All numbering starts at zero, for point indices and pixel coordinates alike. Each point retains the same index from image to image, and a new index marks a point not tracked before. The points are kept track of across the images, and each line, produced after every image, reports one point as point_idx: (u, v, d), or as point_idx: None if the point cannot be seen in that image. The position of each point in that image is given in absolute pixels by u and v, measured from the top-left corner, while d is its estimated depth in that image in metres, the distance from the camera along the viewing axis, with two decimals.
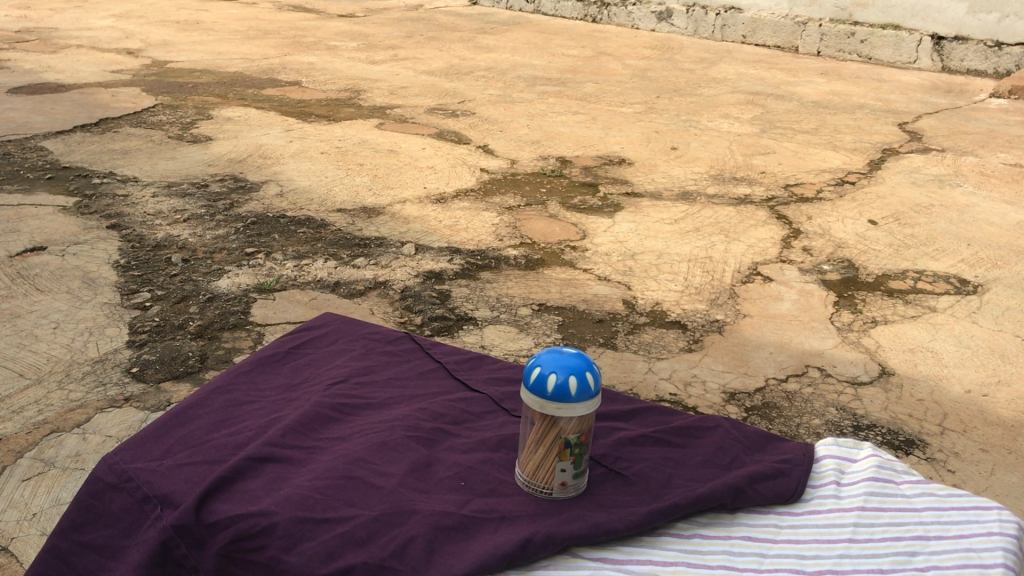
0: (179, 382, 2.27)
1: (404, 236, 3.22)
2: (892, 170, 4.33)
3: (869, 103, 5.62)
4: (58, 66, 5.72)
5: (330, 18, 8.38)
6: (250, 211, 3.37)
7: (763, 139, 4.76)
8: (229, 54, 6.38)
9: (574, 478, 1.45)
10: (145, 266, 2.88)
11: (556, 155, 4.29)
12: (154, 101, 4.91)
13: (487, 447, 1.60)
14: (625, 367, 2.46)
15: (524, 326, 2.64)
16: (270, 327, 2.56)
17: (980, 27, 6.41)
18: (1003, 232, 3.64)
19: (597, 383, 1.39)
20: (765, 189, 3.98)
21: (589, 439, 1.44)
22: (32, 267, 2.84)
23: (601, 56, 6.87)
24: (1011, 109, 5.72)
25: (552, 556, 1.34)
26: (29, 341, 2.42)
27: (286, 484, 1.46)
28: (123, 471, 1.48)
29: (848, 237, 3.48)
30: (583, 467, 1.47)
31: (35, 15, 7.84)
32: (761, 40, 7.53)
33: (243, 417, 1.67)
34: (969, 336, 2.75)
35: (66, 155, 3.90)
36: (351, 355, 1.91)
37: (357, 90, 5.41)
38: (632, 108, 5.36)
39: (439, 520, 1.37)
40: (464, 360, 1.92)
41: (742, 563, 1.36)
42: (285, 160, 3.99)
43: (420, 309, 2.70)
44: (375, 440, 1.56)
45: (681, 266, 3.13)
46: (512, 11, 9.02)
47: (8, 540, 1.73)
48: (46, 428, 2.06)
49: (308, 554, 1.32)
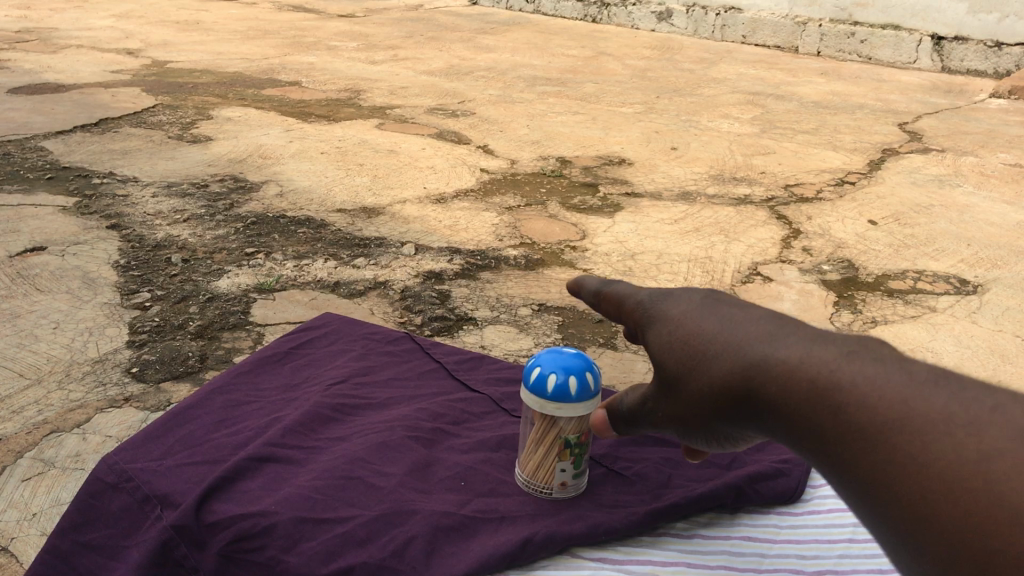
0: (179, 382, 2.27)
1: (404, 236, 3.21)
2: (892, 170, 4.33)
3: (869, 104, 5.62)
4: (58, 66, 5.72)
5: (330, 18, 8.37)
6: (250, 211, 3.37)
7: (763, 139, 4.76)
8: (229, 54, 6.38)
9: (575, 477, 1.46)
10: (145, 266, 2.88)
11: (556, 155, 4.30)
12: (154, 101, 4.91)
13: (487, 447, 1.60)
14: (625, 367, 2.46)
15: (523, 326, 2.64)
16: (270, 327, 2.56)
17: (980, 27, 6.43)
18: (1003, 232, 3.64)
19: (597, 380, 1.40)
20: (766, 189, 3.98)
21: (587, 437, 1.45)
22: (32, 267, 2.84)
23: (601, 56, 6.86)
24: (1011, 109, 5.73)
25: (552, 556, 1.34)
26: (29, 340, 2.42)
27: (286, 484, 1.46)
28: (123, 471, 1.48)
29: (848, 237, 3.48)
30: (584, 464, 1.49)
31: (35, 15, 7.83)
32: (761, 40, 7.52)
33: (242, 417, 1.67)
34: (970, 336, 2.75)
35: (66, 155, 3.91)
36: (351, 355, 1.92)
37: (357, 90, 5.41)
38: (632, 108, 5.36)
39: (439, 520, 1.37)
40: (463, 361, 1.92)
41: (742, 562, 1.37)
42: (285, 160, 3.99)
43: (420, 309, 2.70)
44: (375, 440, 1.56)
45: (681, 265, 3.14)
46: (512, 11, 9.02)
47: (8, 540, 1.74)
48: (46, 429, 2.06)
49: (308, 554, 1.32)
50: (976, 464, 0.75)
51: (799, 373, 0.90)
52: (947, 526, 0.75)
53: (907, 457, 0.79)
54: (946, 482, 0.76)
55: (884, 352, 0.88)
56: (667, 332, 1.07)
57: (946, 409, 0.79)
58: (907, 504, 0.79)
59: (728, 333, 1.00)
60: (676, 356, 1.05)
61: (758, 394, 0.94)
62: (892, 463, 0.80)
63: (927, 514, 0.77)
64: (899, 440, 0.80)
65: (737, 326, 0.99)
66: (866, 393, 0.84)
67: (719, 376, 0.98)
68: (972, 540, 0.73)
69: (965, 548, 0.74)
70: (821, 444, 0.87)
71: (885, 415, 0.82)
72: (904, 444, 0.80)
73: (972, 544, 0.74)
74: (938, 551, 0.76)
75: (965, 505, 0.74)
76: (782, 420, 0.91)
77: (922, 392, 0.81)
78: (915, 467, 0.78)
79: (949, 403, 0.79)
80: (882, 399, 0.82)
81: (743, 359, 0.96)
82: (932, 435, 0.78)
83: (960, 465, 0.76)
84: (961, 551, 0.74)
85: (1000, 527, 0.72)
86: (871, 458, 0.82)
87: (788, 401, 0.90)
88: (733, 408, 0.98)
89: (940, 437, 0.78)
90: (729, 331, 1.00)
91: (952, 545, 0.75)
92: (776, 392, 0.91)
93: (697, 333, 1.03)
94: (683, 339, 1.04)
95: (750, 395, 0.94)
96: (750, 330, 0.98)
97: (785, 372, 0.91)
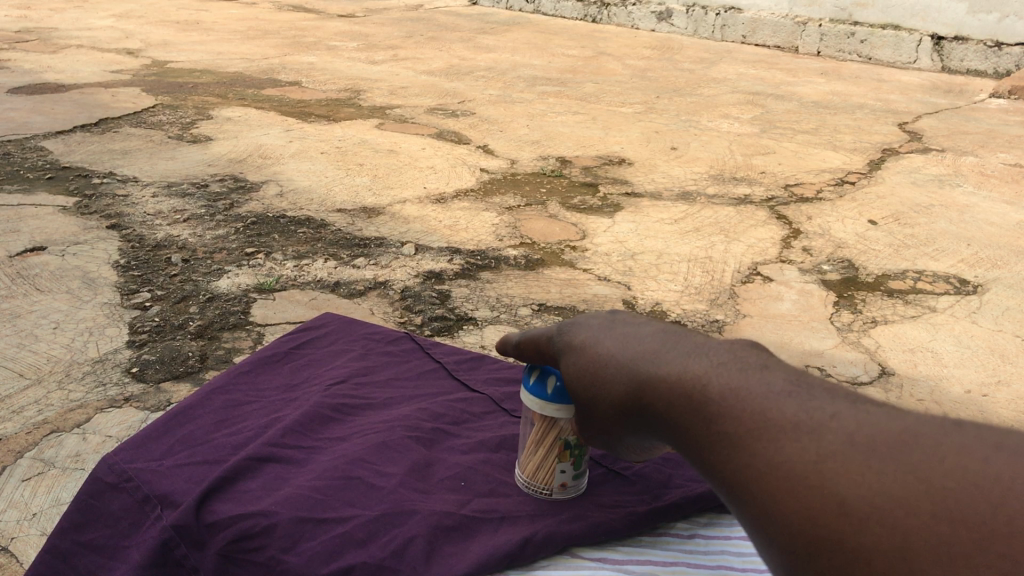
0: (179, 382, 2.27)
1: (404, 236, 3.21)
2: (892, 170, 4.33)
3: (870, 104, 5.62)
4: (58, 66, 5.71)
5: (329, 18, 8.36)
6: (250, 211, 3.37)
7: (763, 139, 4.76)
8: (229, 54, 6.38)
9: (575, 477, 1.46)
10: (145, 266, 2.88)
11: (556, 155, 4.30)
12: (154, 101, 4.91)
13: (487, 447, 1.60)
14: None
15: (523, 326, 2.64)
16: (270, 327, 2.56)
17: (980, 27, 6.43)
18: (1003, 231, 3.64)
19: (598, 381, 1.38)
20: (766, 189, 3.98)
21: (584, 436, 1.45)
22: (32, 267, 2.84)
23: (601, 56, 6.86)
24: (1011, 109, 5.73)
25: (552, 556, 1.34)
26: (29, 340, 2.42)
27: (286, 483, 1.46)
28: (124, 471, 1.48)
29: (847, 237, 3.48)
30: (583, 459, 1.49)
31: (35, 15, 7.82)
32: (761, 40, 7.52)
33: (242, 417, 1.68)
34: (969, 336, 2.75)
35: (65, 155, 3.90)
36: (351, 355, 1.92)
37: (356, 90, 5.40)
38: (632, 108, 5.35)
39: (439, 520, 1.37)
40: (463, 361, 1.93)
41: (743, 563, 1.37)
42: (285, 160, 3.98)
43: (419, 309, 2.70)
44: (376, 440, 1.55)
45: (681, 265, 3.14)
46: (512, 11, 9.01)
47: (8, 540, 1.74)
48: (46, 429, 2.06)
49: (308, 554, 1.32)
50: (814, 465, 0.83)
51: (677, 388, 0.99)
52: (791, 521, 0.83)
53: (759, 461, 0.87)
54: (791, 483, 0.84)
55: (750, 362, 0.97)
56: (576, 353, 1.18)
57: (794, 417, 0.87)
58: (761, 504, 0.86)
59: (623, 351, 1.09)
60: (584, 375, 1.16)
61: (647, 408, 1.03)
62: (750, 466, 0.88)
63: (775, 513, 0.85)
64: (756, 445, 0.88)
65: (632, 345, 1.09)
66: (731, 402, 0.92)
67: (618, 393, 1.08)
68: (813, 535, 0.81)
69: (809, 545, 0.81)
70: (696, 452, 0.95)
71: (746, 425, 0.90)
72: (760, 450, 0.87)
73: (811, 538, 0.81)
74: (787, 545, 0.84)
75: (805, 503, 0.82)
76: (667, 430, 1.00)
77: (777, 400, 0.90)
78: (767, 471, 0.86)
79: (796, 410, 0.88)
80: (744, 409, 0.91)
81: (635, 376, 1.05)
82: (782, 439, 0.86)
83: (800, 467, 0.83)
84: (804, 545, 0.82)
85: (832, 521, 0.80)
86: (732, 463, 0.90)
87: (668, 413, 0.99)
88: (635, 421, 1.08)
89: (787, 441, 0.86)
90: (623, 349, 1.10)
91: (797, 540, 0.83)
92: (660, 404, 1.00)
93: (600, 350, 1.13)
94: (591, 358, 1.15)
95: (642, 409, 1.04)
96: (641, 348, 1.08)
97: (666, 387, 1.00)
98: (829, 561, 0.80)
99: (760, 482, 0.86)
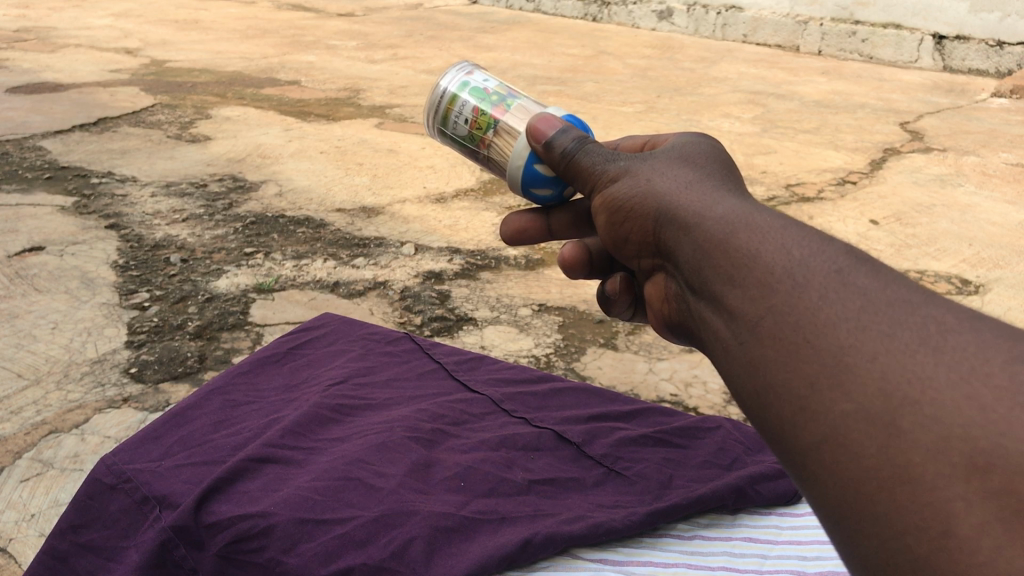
0: (178, 382, 2.27)
1: (404, 236, 3.20)
2: (893, 170, 4.32)
3: (870, 103, 5.59)
4: (56, 66, 5.68)
5: (328, 17, 8.31)
6: (250, 211, 3.36)
7: (764, 139, 4.74)
8: (228, 54, 6.34)
9: (460, 84, 1.30)
10: (144, 266, 2.87)
11: None
12: (152, 101, 4.89)
13: (487, 446, 1.58)
14: (626, 367, 2.47)
15: (523, 326, 2.63)
16: (270, 327, 2.55)
17: (981, 26, 6.41)
18: (1005, 232, 3.62)
19: (523, 175, 1.24)
20: (766, 189, 3.96)
21: (470, 126, 1.28)
22: (30, 267, 2.83)
23: (601, 56, 6.83)
24: (1013, 109, 5.70)
25: (552, 557, 1.34)
26: (26, 341, 2.41)
27: (286, 484, 1.45)
28: (122, 471, 1.47)
29: (849, 237, 3.46)
30: (444, 125, 1.32)
31: (33, 15, 7.79)
32: (762, 39, 7.50)
33: (242, 417, 1.67)
34: None
35: (64, 155, 3.89)
36: (350, 355, 1.92)
37: (356, 90, 5.38)
38: (632, 108, 5.33)
39: (438, 520, 1.35)
40: (463, 361, 1.93)
41: (743, 563, 1.38)
42: (284, 160, 3.97)
43: (419, 309, 2.68)
44: (376, 440, 1.54)
45: None
46: (512, 11, 8.98)
47: (7, 541, 1.73)
48: (45, 429, 2.05)
49: (308, 555, 1.31)
50: (1002, 367, 0.67)
51: (798, 230, 0.85)
52: (954, 418, 0.66)
53: (912, 341, 0.71)
54: (959, 378, 0.68)
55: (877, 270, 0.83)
56: (662, 182, 1.02)
57: (965, 317, 0.72)
58: (898, 382, 0.69)
59: (714, 201, 0.95)
60: (657, 185, 1.02)
61: (735, 245, 0.87)
62: (888, 347, 0.71)
63: (921, 407, 0.68)
64: (905, 323, 0.72)
65: (738, 197, 0.96)
66: (870, 272, 0.77)
67: (702, 232, 0.91)
68: (981, 445, 0.65)
69: (973, 455, 0.65)
70: (785, 300, 0.79)
71: (895, 301, 0.74)
72: (912, 328, 0.72)
73: (974, 449, 0.65)
74: (926, 444, 0.67)
75: (983, 404, 0.66)
76: (747, 264, 0.84)
77: (936, 299, 0.74)
78: (924, 356, 0.70)
79: (966, 311, 0.73)
80: (895, 291, 0.75)
81: (741, 204, 0.92)
82: (954, 330, 0.70)
83: (982, 366, 0.68)
84: (962, 456, 0.65)
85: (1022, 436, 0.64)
86: (862, 329, 0.73)
87: (766, 257, 0.83)
88: (692, 240, 0.93)
89: (957, 332, 0.70)
90: (718, 197, 0.95)
91: (947, 445, 0.66)
92: (769, 229, 0.86)
93: (697, 188, 0.99)
94: (673, 197, 0.99)
95: (727, 224, 0.89)
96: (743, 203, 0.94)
97: (777, 232, 0.85)
98: (997, 481, 0.64)
99: (901, 365, 0.70)
